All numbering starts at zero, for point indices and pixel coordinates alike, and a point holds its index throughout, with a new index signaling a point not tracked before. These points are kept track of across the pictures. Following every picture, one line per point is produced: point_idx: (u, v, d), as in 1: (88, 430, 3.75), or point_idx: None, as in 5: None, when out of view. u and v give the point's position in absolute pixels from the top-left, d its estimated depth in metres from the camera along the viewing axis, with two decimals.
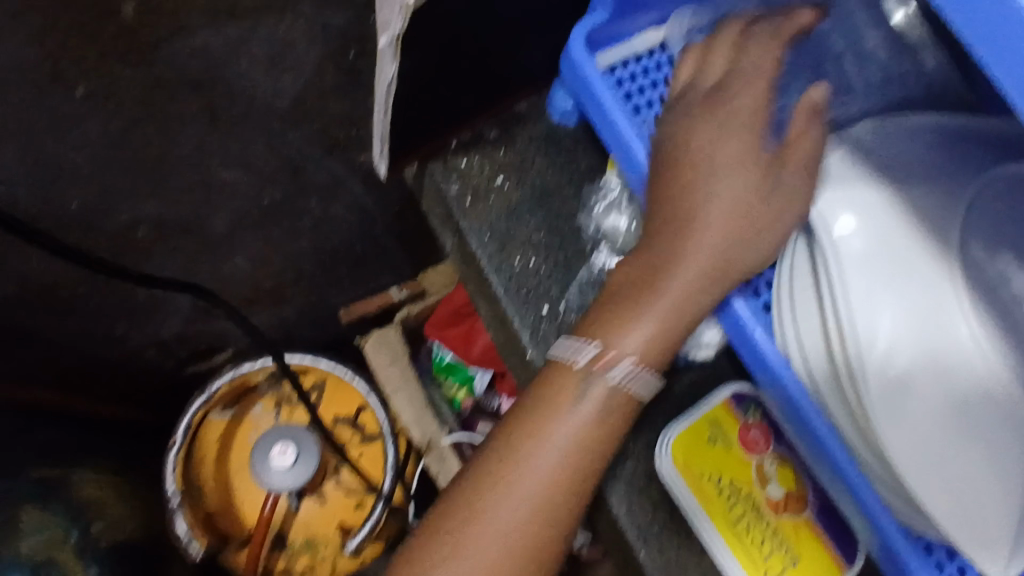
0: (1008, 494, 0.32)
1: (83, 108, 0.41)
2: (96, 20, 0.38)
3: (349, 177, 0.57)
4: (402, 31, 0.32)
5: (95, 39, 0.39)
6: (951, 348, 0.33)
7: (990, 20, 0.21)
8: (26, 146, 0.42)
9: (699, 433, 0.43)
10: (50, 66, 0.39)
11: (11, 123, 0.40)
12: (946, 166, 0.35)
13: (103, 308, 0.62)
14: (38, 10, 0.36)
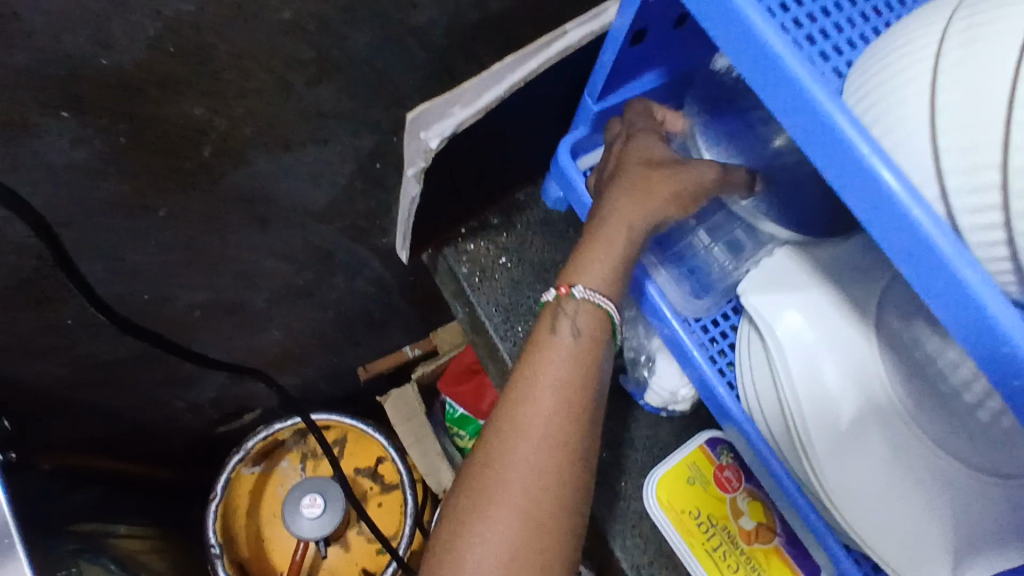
0: (936, 520, 0.40)
1: (158, 224, 0.46)
2: (178, 159, 0.41)
3: (370, 256, 0.65)
4: (425, 166, 0.46)
5: (175, 175, 0.42)
6: (880, 401, 0.42)
7: (856, 179, 0.29)
8: (109, 258, 0.47)
9: (681, 475, 0.51)
10: (138, 197, 0.43)
11: (98, 243, 0.45)
12: (864, 261, 0.45)
13: (154, 389, 0.66)
14: (132, 159, 0.40)
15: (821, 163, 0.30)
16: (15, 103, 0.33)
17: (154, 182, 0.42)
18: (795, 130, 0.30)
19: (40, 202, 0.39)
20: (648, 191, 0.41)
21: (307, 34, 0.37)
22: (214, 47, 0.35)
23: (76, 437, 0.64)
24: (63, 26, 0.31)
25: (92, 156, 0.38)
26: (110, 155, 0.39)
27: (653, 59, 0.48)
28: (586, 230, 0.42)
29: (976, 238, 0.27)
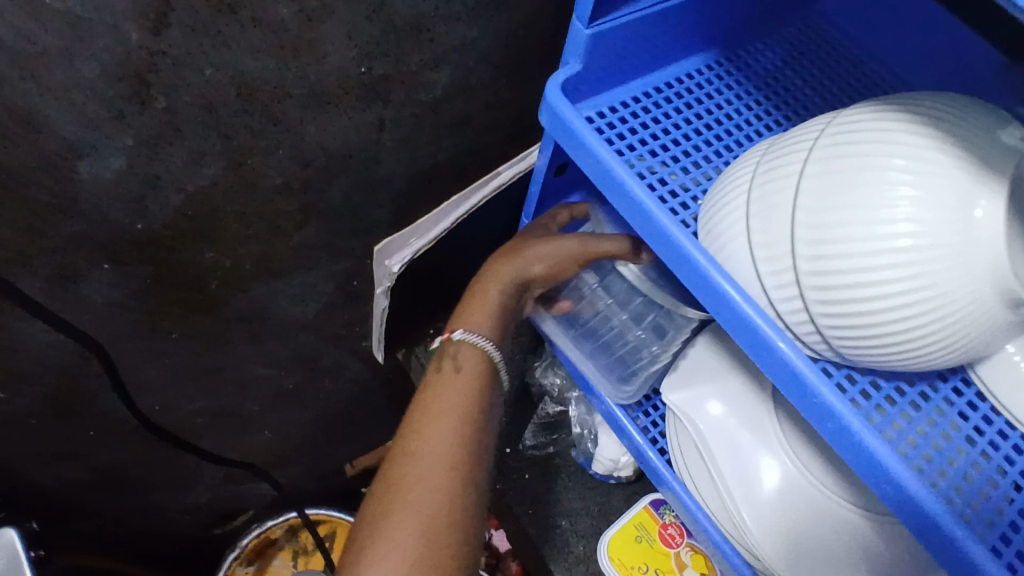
0: (847, 564, 0.47)
1: (171, 342, 0.55)
2: (190, 289, 0.50)
3: (351, 358, 0.74)
4: (390, 284, 0.59)
5: (187, 302, 0.52)
6: (788, 465, 0.50)
7: (697, 279, 0.39)
8: (128, 374, 0.55)
9: (629, 534, 0.59)
10: (156, 322, 0.52)
11: (121, 362, 0.54)
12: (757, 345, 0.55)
13: (157, 492, 0.73)
14: (155, 292, 0.49)
15: (675, 267, 0.40)
16: (68, 260, 0.43)
17: (170, 309, 0.51)
18: (652, 241, 0.41)
19: (79, 334, 0.48)
20: (518, 252, 0.51)
21: (291, 189, 0.48)
22: (220, 206, 0.45)
23: (86, 542, 0.70)
24: (112, 202, 0.41)
25: (123, 293, 0.47)
26: (137, 292, 0.48)
27: (575, 184, 0.60)
28: (473, 289, 0.52)
29: (785, 323, 0.38)
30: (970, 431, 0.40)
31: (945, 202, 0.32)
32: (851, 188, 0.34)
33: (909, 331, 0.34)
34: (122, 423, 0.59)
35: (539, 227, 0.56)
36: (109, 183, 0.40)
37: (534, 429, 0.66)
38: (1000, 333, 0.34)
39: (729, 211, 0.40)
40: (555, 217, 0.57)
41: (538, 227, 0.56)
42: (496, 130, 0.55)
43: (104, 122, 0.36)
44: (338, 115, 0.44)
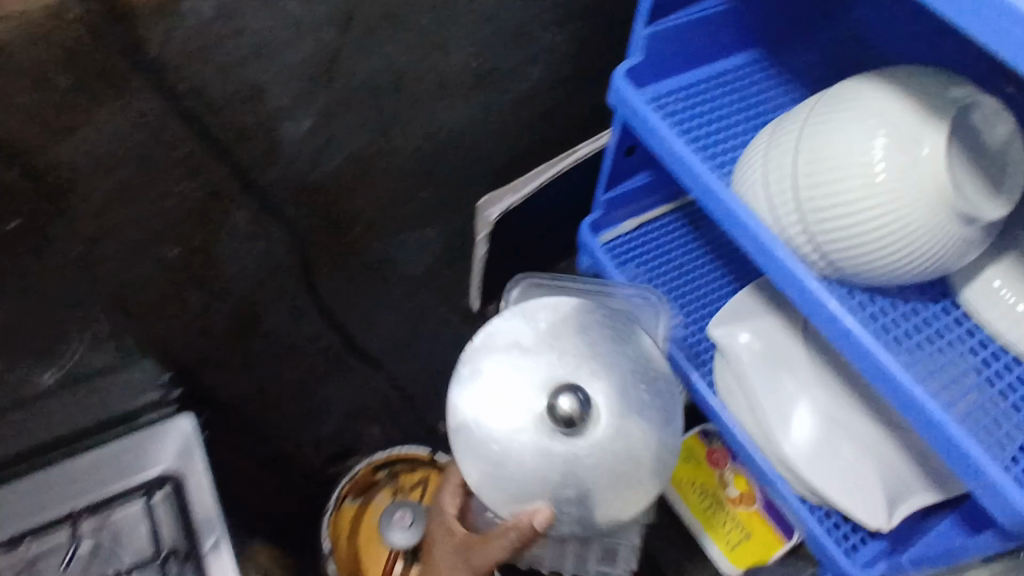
0: (864, 470, 0.58)
1: (322, 279, 0.71)
2: (341, 233, 0.67)
3: (452, 316, 0.89)
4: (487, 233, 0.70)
5: (337, 245, 0.68)
6: (816, 391, 0.61)
7: (728, 216, 0.53)
8: (290, 303, 0.72)
9: (680, 454, 0.70)
10: (314, 259, 0.69)
11: (286, 291, 0.71)
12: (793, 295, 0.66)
13: (294, 418, 0.90)
14: (317, 234, 0.66)
15: (712, 208, 0.54)
16: (267, 201, 0.60)
17: (325, 249, 0.68)
18: (695, 190, 0.54)
19: (263, 263, 0.65)
20: (463, 553, 0.55)
21: (417, 157, 0.63)
22: (367, 165, 0.62)
23: (240, 453, 0.87)
24: (300, 157, 0.57)
25: (297, 232, 0.64)
26: (306, 232, 0.65)
27: (642, 166, 0.72)
28: (440, 539, 0.58)
29: (798, 248, 0.51)
30: (955, 345, 0.51)
31: (900, 142, 0.44)
32: (837, 143, 0.47)
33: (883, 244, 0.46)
34: (279, 345, 0.77)
35: (445, 520, 0.59)
36: (300, 143, 0.56)
37: None
38: (959, 246, 0.45)
39: (753, 165, 0.53)
40: (450, 499, 0.60)
41: (449, 498, 0.60)
42: (577, 117, 0.69)
43: (303, 95, 0.53)
44: (456, 98, 0.60)
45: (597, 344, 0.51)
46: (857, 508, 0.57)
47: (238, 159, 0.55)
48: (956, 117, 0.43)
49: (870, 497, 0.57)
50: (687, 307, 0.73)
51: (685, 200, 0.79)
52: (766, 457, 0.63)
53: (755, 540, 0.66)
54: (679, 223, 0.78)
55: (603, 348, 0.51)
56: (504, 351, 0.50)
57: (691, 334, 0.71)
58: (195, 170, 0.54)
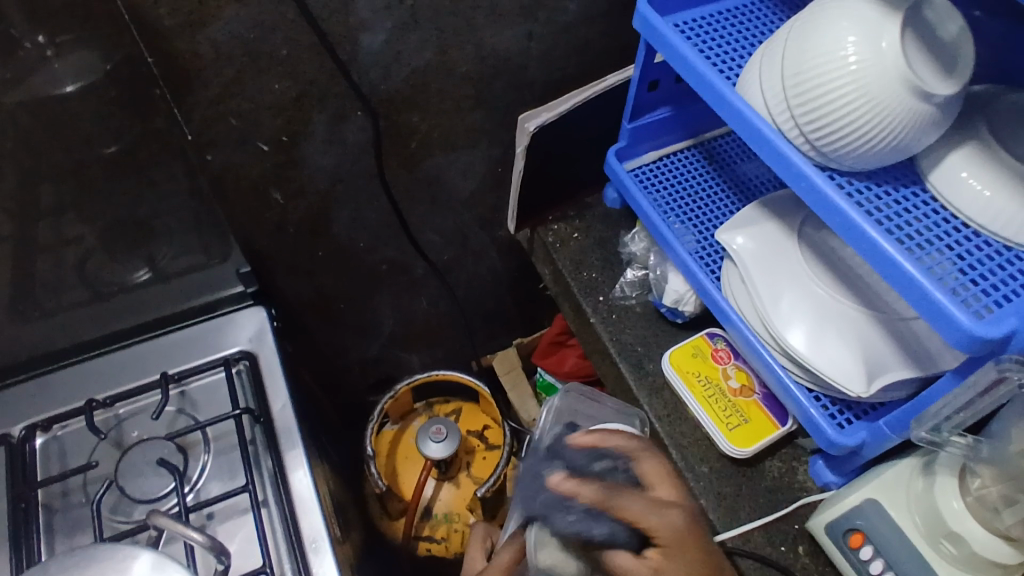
0: (850, 346, 0.65)
1: (382, 188, 0.84)
2: (400, 144, 0.80)
3: (490, 245, 1.00)
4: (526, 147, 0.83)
5: (396, 155, 0.81)
6: (809, 283, 0.69)
7: (729, 109, 0.63)
8: (352, 207, 0.85)
9: (688, 350, 0.79)
10: (376, 168, 0.81)
11: (350, 195, 0.84)
12: (793, 207, 0.75)
13: (346, 328, 1.02)
14: (380, 141, 0.78)
15: (718, 106, 0.64)
16: (342, 105, 0.73)
17: (385, 158, 0.81)
18: (703, 90, 0.65)
19: (333, 160, 0.78)
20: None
21: (469, 78, 0.76)
22: (427, 82, 0.74)
23: (298, 355, 1.01)
24: (372, 67, 0.70)
25: (365, 138, 0.77)
26: (372, 139, 0.78)
27: (664, 100, 0.83)
28: None
29: (790, 136, 0.60)
30: (925, 217, 0.59)
31: (867, 38, 0.55)
32: (816, 42, 0.57)
33: (854, 121, 0.55)
34: (340, 249, 0.90)
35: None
36: (375, 54, 0.69)
37: (624, 285, 0.86)
38: (919, 123, 0.55)
39: (753, 71, 0.63)
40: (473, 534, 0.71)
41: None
42: (603, 53, 0.81)
43: (381, 10, 0.65)
44: (504, 26, 0.72)
45: (630, 484, 0.57)
46: (842, 375, 0.64)
47: (325, 67, 0.69)
48: (905, 17, 0.54)
49: (853, 366, 0.65)
50: (700, 224, 0.81)
51: (704, 138, 0.89)
52: (765, 343, 0.71)
53: (753, 423, 0.74)
54: (698, 157, 0.88)
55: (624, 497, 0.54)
56: (566, 501, 0.54)
57: (703, 246, 0.80)
58: (292, 70, 0.68)
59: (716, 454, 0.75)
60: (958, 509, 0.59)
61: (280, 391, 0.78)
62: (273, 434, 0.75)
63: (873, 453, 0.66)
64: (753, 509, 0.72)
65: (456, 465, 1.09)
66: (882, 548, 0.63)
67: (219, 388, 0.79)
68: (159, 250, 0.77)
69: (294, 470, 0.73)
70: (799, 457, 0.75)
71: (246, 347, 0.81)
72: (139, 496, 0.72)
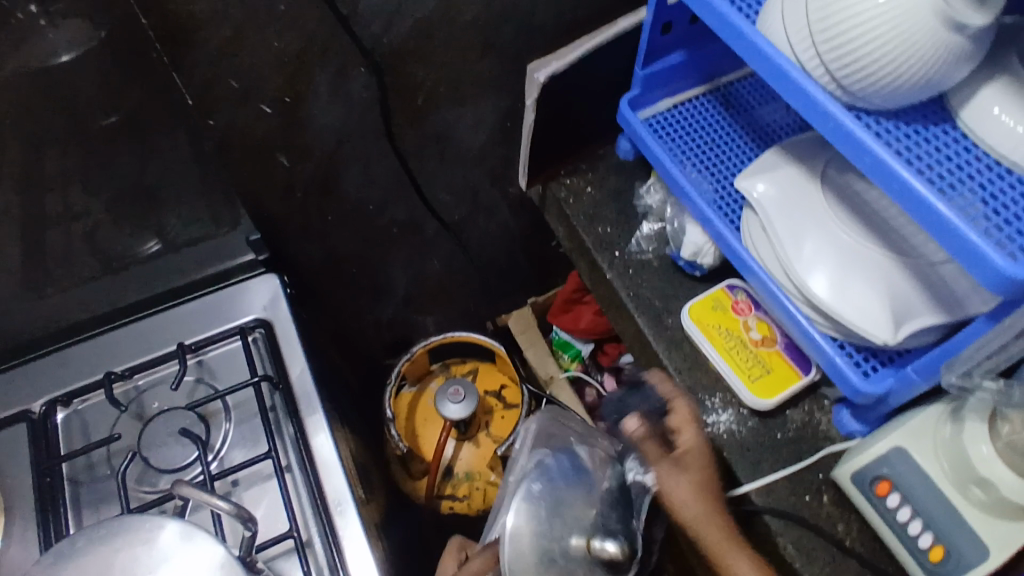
0: (876, 292, 0.64)
1: (389, 147, 0.82)
2: (407, 101, 0.78)
3: (501, 203, 0.98)
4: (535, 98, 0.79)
5: (403, 114, 0.79)
6: (833, 229, 0.67)
7: (751, 48, 0.61)
8: (360, 169, 0.84)
9: (708, 302, 0.77)
10: (382, 128, 0.79)
11: (358, 156, 0.82)
12: (815, 151, 0.72)
13: (359, 292, 1.02)
14: (385, 99, 0.76)
15: (738, 45, 0.62)
16: (346, 62, 0.70)
17: (391, 116, 0.79)
18: (723, 30, 0.62)
19: (339, 119, 0.76)
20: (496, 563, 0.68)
21: (475, 27, 0.73)
22: (431, 33, 0.71)
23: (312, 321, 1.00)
24: (373, 21, 0.68)
25: (370, 96, 0.75)
26: (378, 97, 0.76)
27: (678, 44, 0.79)
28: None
29: (814, 73, 0.57)
30: (957, 155, 0.56)
31: None
32: None
33: (883, 55, 0.53)
34: (350, 212, 0.89)
35: None
36: (375, 6, 0.66)
37: (640, 239, 0.84)
38: (952, 56, 0.52)
39: (775, 5, 0.60)
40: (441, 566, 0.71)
41: None
42: None
43: None
44: None
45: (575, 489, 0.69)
46: (867, 321, 0.63)
47: (326, 22, 0.66)
48: None
49: (879, 311, 0.63)
50: (717, 172, 0.79)
51: (720, 83, 0.86)
52: (787, 292, 0.70)
53: (775, 374, 0.73)
54: (714, 103, 0.85)
55: (581, 499, 0.68)
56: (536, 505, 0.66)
57: (721, 195, 0.77)
58: (291, 27, 0.65)
59: (738, 405, 0.74)
60: (988, 454, 0.59)
61: (297, 357, 0.77)
62: (293, 400, 0.75)
63: (900, 400, 0.65)
64: (776, 459, 0.72)
65: (476, 424, 1.09)
66: (908, 494, 0.63)
67: (236, 357, 0.79)
68: (168, 219, 0.75)
69: (315, 436, 0.73)
70: (821, 407, 0.74)
71: (261, 315, 0.80)
72: (165, 466, 0.73)
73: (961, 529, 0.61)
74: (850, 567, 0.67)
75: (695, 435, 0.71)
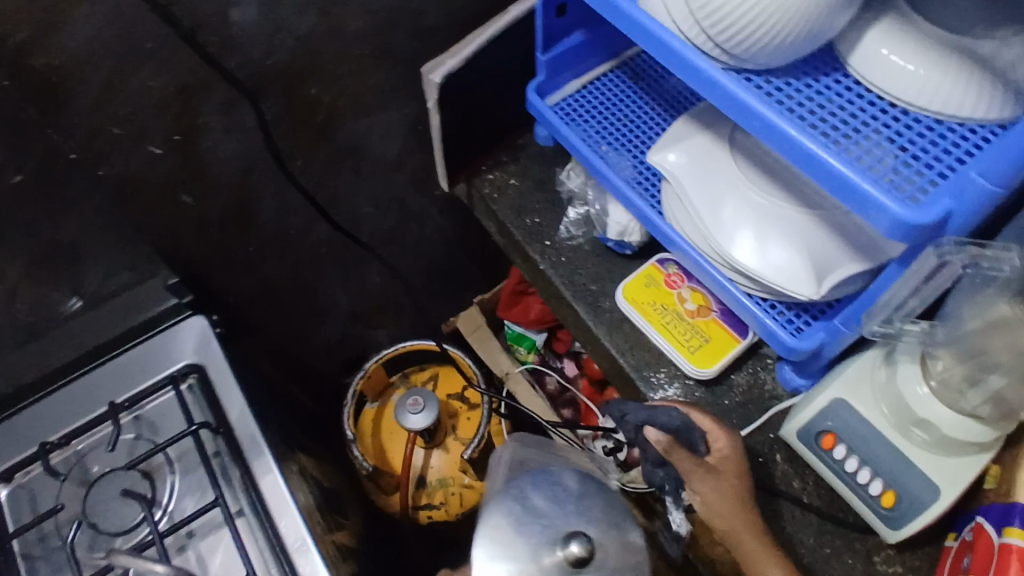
0: (795, 250, 0.64)
1: (300, 169, 0.80)
2: (307, 120, 0.76)
3: (430, 206, 0.97)
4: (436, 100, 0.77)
5: (306, 133, 0.77)
6: (746, 192, 0.67)
7: (633, 25, 0.59)
8: (274, 195, 0.81)
9: (640, 280, 0.77)
10: (288, 150, 0.77)
11: (268, 182, 0.80)
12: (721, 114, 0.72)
13: (300, 317, 1.00)
14: (285, 121, 0.74)
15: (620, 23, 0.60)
16: (233, 89, 0.68)
17: (294, 138, 0.77)
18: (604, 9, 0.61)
19: (240, 147, 0.74)
20: None
21: (363, 36, 0.71)
22: (316, 48, 0.69)
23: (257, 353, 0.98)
24: (251, 45, 0.65)
25: (267, 121, 0.73)
26: (275, 119, 0.73)
27: (575, 24, 0.78)
28: None
29: (698, 41, 0.57)
30: (850, 103, 0.55)
31: None
32: None
33: (758, 16, 0.52)
34: (273, 239, 0.87)
35: None
36: (250, 30, 0.64)
37: (568, 225, 0.83)
38: (828, 7, 0.51)
39: None
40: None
41: None
42: None
43: None
44: None
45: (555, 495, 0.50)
46: (789, 279, 0.63)
47: (202, 53, 0.63)
48: None
49: (800, 268, 0.63)
50: (634, 149, 0.78)
51: (627, 57, 0.85)
52: (712, 261, 0.69)
53: (714, 341, 0.73)
54: (623, 78, 0.84)
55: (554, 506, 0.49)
56: (514, 507, 0.48)
57: (640, 172, 0.77)
58: (166, 64, 0.63)
59: (683, 378, 0.74)
60: (924, 395, 0.59)
61: (233, 397, 0.75)
62: (235, 443, 0.73)
63: (834, 351, 0.65)
64: (726, 426, 0.72)
65: (442, 430, 1.08)
66: (852, 444, 0.63)
67: (173, 407, 0.77)
68: (78, 277, 0.73)
69: (262, 477, 0.71)
70: (764, 366, 0.75)
71: (193, 360, 0.78)
72: (113, 530, 0.71)
73: (909, 473, 0.61)
74: (810, 522, 0.68)
75: (731, 441, 0.64)
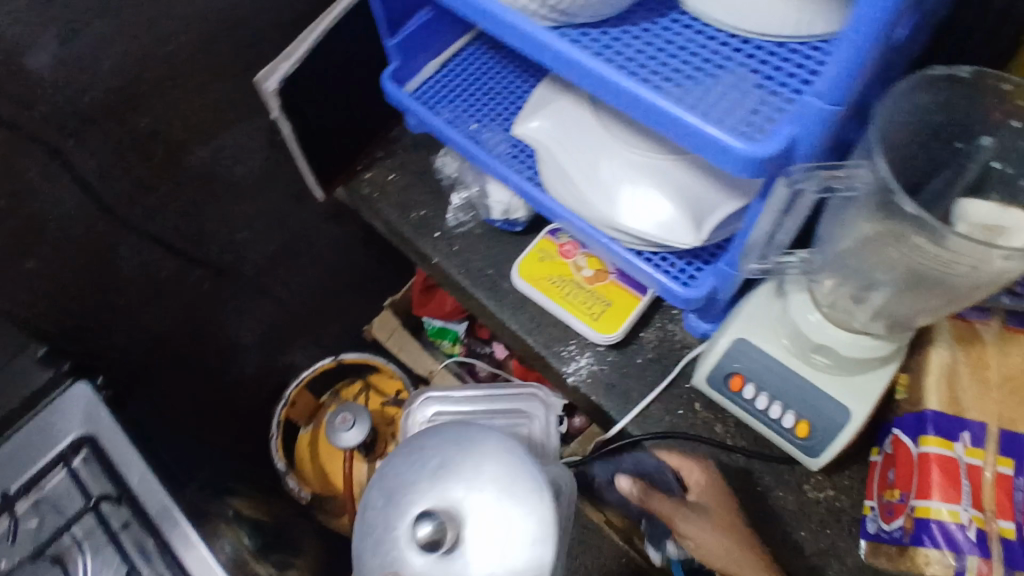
0: (670, 200, 0.62)
1: (159, 208, 0.74)
2: (151, 156, 0.69)
3: (316, 216, 0.92)
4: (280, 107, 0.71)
5: (152, 169, 0.70)
6: (614, 149, 0.65)
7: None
8: (138, 241, 0.75)
9: (534, 255, 0.75)
10: (138, 190, 0.71)
11: (127, 230, 0.73)
12: None
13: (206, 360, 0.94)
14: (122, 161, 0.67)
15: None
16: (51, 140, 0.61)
17: (139, 177, 0.70)
18: None
19: (81, 200, 0.67)
20: None
21: (188, 55, 0.64)
22: (136, 76, 0.62)
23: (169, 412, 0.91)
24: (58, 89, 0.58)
25: (99, 165, 0.66)
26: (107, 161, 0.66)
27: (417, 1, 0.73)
28: None
29: (525, 6, 0.52)
30: (688, 40, 0.53)
31: None
32: None
33: None
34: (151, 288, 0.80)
35: None
36: (52, 73, 0.57)
37: (455, 211, 0.80)
38: None
39: None
40: None
41: None
42: None
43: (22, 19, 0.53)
44: None
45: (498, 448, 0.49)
46: (670, 234, 0.62)
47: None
48: None
49: (678, 219, 0.62)
50: (503, 122, 0.75)
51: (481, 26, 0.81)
52: (596, 226, 0.68)
53: (616, 304, 0.72)
54: (482, 49, 0.80)
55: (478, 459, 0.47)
56: (415, 453, 0.47)
57: (514, 147, 0.74)
58: None
59: (593, 345, 0.73)
60: (817, 322, 0.58)
61: (135, 465, 0.71)
62: (147, 515, 0.69)
63: (729, 293, 0.65)
64: (642, 385, 0.72)
65: (380, 441, 1.04)
66: (760, 382, 0.63)
67: (71, 488, 0.72)
68: None
69: (185, 547, 0.69)
70: (672, 318, 0.74)
71: (81, 431, 0.72)
72: None
73: (819, 400, 0.61)
74: (738, 463, 0.68)
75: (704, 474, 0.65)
